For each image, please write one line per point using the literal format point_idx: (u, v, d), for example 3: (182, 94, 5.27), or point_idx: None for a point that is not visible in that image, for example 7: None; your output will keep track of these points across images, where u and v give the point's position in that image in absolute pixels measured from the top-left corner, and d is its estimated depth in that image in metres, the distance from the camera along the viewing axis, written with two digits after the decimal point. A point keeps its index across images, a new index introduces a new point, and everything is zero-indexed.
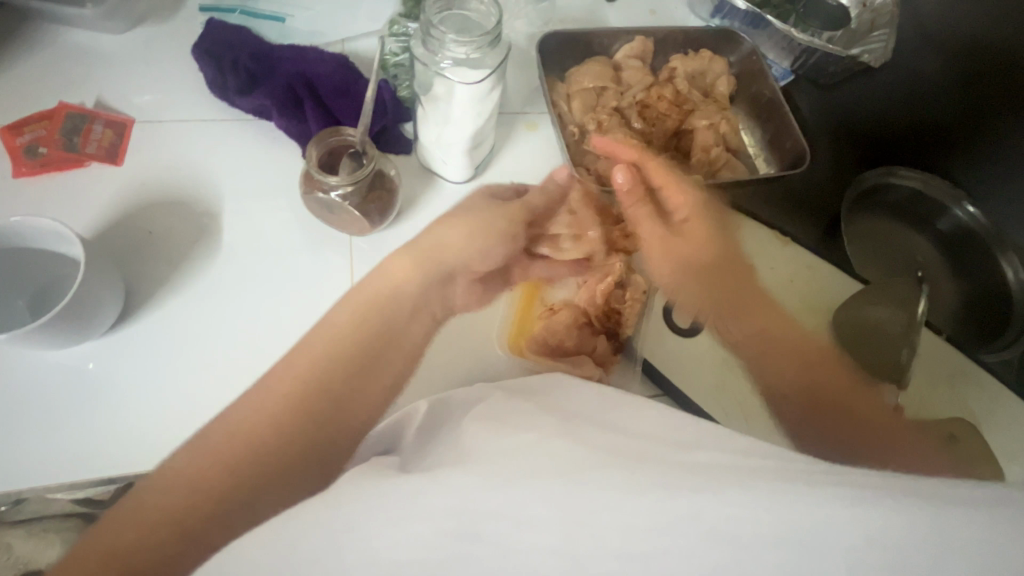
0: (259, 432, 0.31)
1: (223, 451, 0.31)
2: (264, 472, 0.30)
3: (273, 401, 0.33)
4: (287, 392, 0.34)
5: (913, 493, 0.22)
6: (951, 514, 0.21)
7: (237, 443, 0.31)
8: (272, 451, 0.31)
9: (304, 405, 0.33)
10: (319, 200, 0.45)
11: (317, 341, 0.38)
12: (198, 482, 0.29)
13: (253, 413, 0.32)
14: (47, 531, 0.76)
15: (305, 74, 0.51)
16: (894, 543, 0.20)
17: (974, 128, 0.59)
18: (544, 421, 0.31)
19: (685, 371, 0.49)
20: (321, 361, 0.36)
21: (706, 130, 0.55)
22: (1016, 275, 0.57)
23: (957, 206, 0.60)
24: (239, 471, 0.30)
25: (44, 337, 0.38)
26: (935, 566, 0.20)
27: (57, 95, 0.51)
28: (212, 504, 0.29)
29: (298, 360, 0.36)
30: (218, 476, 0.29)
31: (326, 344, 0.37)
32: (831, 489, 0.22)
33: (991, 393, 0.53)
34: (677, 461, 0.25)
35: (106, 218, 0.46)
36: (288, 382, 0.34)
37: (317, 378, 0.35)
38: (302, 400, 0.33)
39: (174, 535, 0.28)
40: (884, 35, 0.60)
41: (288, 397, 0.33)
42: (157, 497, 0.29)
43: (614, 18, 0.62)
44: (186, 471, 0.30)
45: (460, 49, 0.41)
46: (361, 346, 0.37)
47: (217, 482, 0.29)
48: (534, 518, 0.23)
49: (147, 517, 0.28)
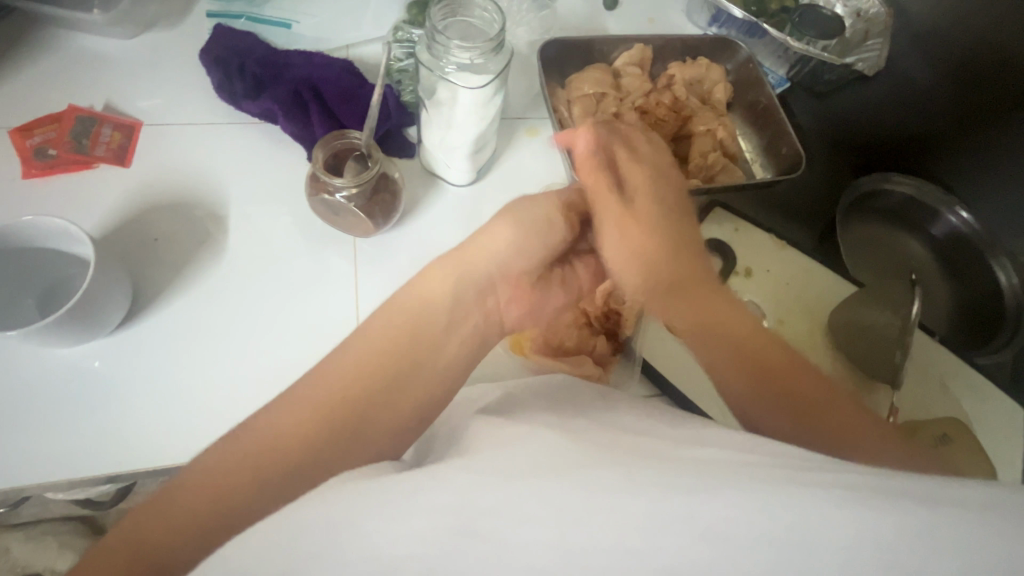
0: (295, 427, 0.32)
1: (259, 449, 0.31)
2: (295, 467, 0.31)
3: (313, 403, 0.33)
4: (330, 395, 0.34)
5: (905, 495, 0.22)
6: (940, 515, 0.21)
7: (245, 446, 0.31)
8: (314, 450, 0.31)
9: (344, 405, 0.33)
10: (325, 202, 0.46)
11: (361, 343, 0.37)
12: (235, 476, 0.30)
13: (291, 412, 0.33)
14: (46, 534, 0.76)
15: (310, 79, 0.52)
16: (888, 543, 0.21)
17: (969, 135, 0.60)
18: (547, 421, 0.31)
19: (683, 372, 0.50)
20: (362, 364, 0.35)
21: (704, 136, 0.56)
22: (1008, 280, 0.58)
23: (951, 211, 0.62)
24: (273, 466, 0.30)
25: (52, 334, 0.38)
26: (926, 564, 0.20)
27: (67, 98, 0.52)
28: (239, 505, 0.29)
29: (337, 363, 0.36)
30: (253, 469, 0.30)
31: (368, 346, 0.37)
32: (822, 492, 0.23)
33: (982, 394, 0.54)
34: (677, 457, 0.26)
35: (115, 218, 0.47)
36: (331, 385, 0.34)
37: (363, 382, 0.34)
38: (345, 400, 0.33)
39: (209, 524, 0.29)
40: (877, 44, 0.62)
41: (328, 401, 0.33)
42: (188, 488, 0.30)
43: (613, 26, 0.64)
44: (218, 466, 0.31)
45: (464, 54, 0.42)
46: (401, 348, 0.37)
47: (251, 477, 0.30)
48: (533, 513, 0.24)
49: (181, 509, 0.29)
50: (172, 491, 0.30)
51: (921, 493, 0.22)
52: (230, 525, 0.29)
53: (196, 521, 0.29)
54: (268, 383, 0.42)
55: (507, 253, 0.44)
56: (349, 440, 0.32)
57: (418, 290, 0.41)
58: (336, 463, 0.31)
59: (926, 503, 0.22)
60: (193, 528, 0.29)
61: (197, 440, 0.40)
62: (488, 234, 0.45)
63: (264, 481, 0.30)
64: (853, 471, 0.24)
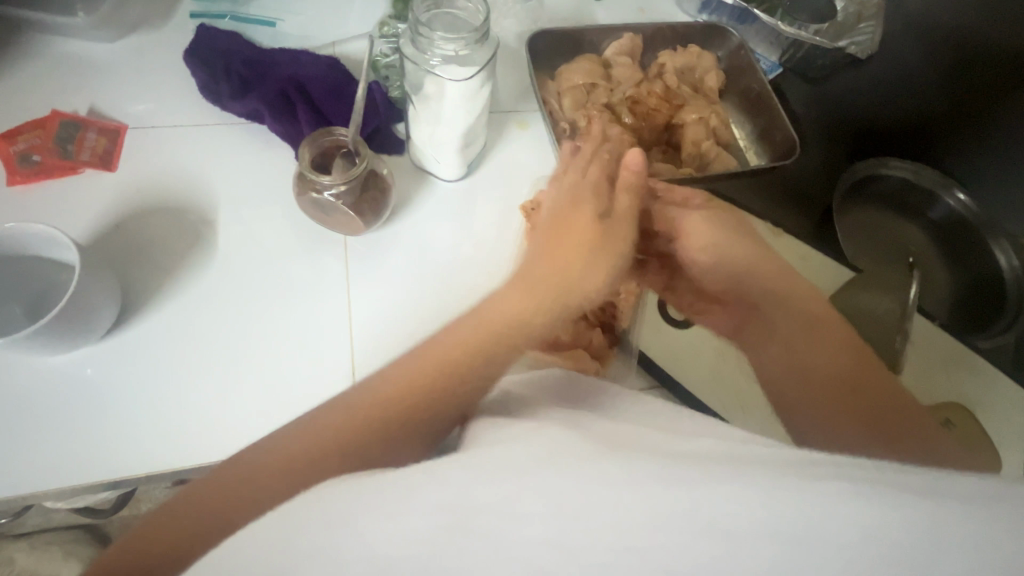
0: (357, 420, 0.33)
1: (330, 431, 0.32)
2: (343, 453, 0.31)
3: (393, 392, 0.34)
4: (397, 393, 0.34)
5: (915, 492, 0.21)
6: (947, 511, 0.20)
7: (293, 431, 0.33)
8: (367, 445, 0.32)
9: (409, 404, 0.34)
10: (313, 201, 0.45)
11: (440, 340, 0.37)
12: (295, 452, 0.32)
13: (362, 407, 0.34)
14: (51, 544, 0.76)
15: (296, 78, 0.51)
16: (895, 540, 0.20)
17: (967, 118, 0.59)
18: (547, 417, 0.31)
19: (682, 365, 0.50)
20: (438, 365, 0.35)
21: (696, 124, 0.55)
22: (1008, 262, 0.58)
23: (949, 193, 0.61)
24: (327, 453, 0.31)
25: (42, 342, 0.38)
26: (935, 561, 0.20)
27: (50, 104, 0.51)
28: (277, 491, 0.30)
29: (413, 362, 0.36)
30: (308, 446, 0.32)
31: (448, 345, 0.37)
32: (825, 488, 0.22)
33: (985, 376, 0.53)
34: (677, 451, 0.26)
35: (102, 224, 0.47)
36: (400, 384, 0.34)
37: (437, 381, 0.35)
38: (412, 404, 0.34)
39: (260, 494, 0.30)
40: (870, 27, 0.62)
41: (393, 400, 0.34)
42: (255, 464, 0.31)
43: (603, 17, 0.63)
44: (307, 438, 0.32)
45: (449, 45, 0.42)
46: (475, 345, 0.37)
47: (310, 456, 0.31)
48: (531, 509, 0.23)
49: (239, 475, 0.31)
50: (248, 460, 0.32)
51: (933, 490, 0.22)
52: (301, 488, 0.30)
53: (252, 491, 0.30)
54: (265, 386, 0.42)
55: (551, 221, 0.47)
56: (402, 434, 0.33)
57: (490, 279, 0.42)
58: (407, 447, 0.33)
59: (939, 504, 0.21)
60: (249, 498, 0.30)
61: (195, 445, 0.40)
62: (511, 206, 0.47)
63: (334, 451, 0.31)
64: (856, 466, 0.23)
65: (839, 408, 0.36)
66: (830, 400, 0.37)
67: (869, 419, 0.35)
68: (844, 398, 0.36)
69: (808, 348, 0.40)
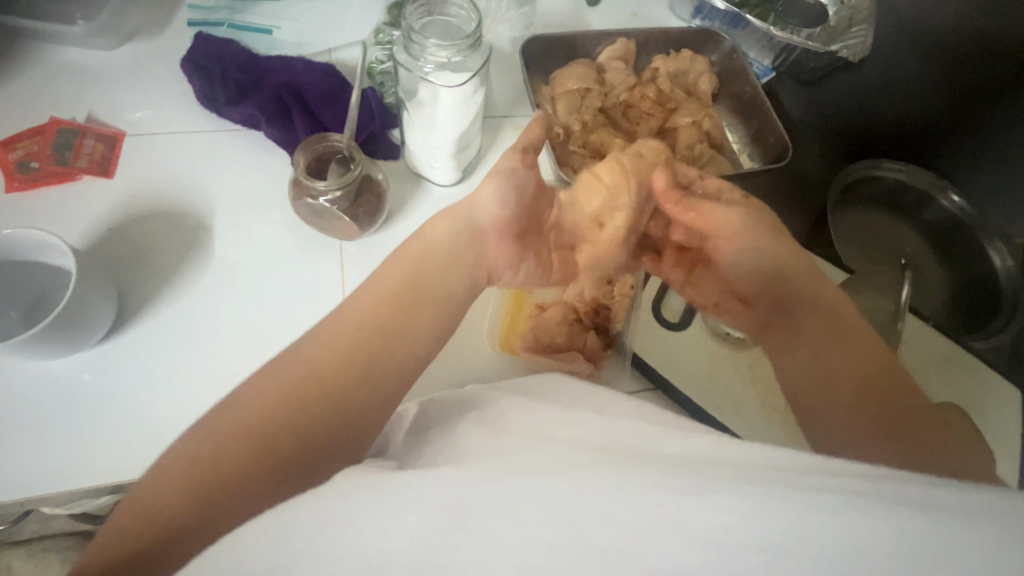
0: (293, 392, 0.33)
1: (252, 420, 0.31)
2: (302, 429, 0.31)
3: (319, 377, 0.33)
4: (321, 362, 0.35)
5: (907, 500, 0.22)
6: (937, 519, 0.21)
7: (226, 431, 0.31)
8: (322, 413, 0.32)
9: (343, 371, 0.34)
10: (309, 206, 0.46)
11: (348, 314, 0.38)
12: (239, 439, 0.30)
13: (284, 383, 0.33)
14: (48, 550, 0.75)
15: (292, 84, 0.52)
16: (883, 545, 0.20)
17: (962, 121, 0.60)
18: (540, 420, 0.31)
19: (676, 366, 0.50)
20: (349, 336, 0.36)
21: (690, 127, 0.56)
22: (1003, 262, 0.58)
23: (943, 195, 0.61)
24: (294, 426, 0.31)
25: (39, 347, 0.38)
26: (919, 563, 0.20)
27: (49, 111, 0.52)
28: (219, 497, 0.28)
29: (327, 336, 0.36)
30: (258, 431, 0.30)
31: (356, 319, 0.37)
32: (818, 496, 0.22)
33: (980, 377, 0.54)
34: (669, 455, 0.26)
35: (100, 230, 0.47)
36: (322, 354, 0.35)
37: (352, 349, 0.36)
38: (350, 364, 0.35)
39: (223, 489, 0.28)
40: (862, 30, 0.60)
41: (322, 371, 0.34)
42: (189, 473, 0.29)
43: (596, 23, 0.63)
44: (235, 440, 0.30)
45: (442, 53, 0.42)
46: (384, 313, 0.38)
47: (246, 456, 0.29)
48: (522, 511, 0.23)
49: (194, 474, 0.29)
50: (189, 469, 0.29)
51: (916, 493, 0.22)
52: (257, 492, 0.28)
53: (215, 489, 0.28)
54: None
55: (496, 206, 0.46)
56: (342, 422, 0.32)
57: (408, 252, 0.42)
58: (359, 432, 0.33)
59: (926, 510, 0.21)
60: (189, 509, 0.28)
61: None
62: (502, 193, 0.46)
63: (286, 453, 0.30)
64: (845, 471, 0.24)
65: (869, 422, 0.35)
66: (855, 404, 0.37)
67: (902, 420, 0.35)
68: (876, 412, 0.35)
69: (842, 360, 0.39)
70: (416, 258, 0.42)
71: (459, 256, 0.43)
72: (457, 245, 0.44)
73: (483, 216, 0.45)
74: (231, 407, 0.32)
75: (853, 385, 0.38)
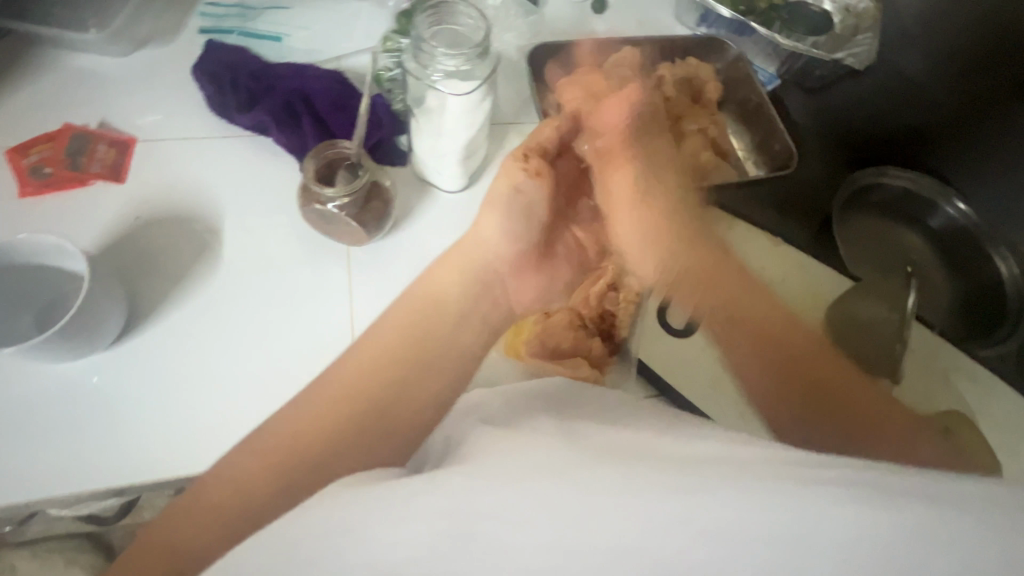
0: (321, 428, 0.38)
1: (302, 429, 0.38)
2: (321, 454, 0.36)
3: (360, 381, 0.41)
4: (340, 398, 0.40)
5: (909, 494, 0.22)
6: (943, 514, 0.21)
7: (277, 442, 0.38)
8: (342, 440, 0.37)
9: (371, 393, 0.40)
10: (317, 212, 0.46)
11: (361, 356, 0.43)
12: (274, 461, 0.37)
13: (310, 417, 0.39)
14: (53, 552, 0.76)
15: (302, 91, 0.52)
16: (891, 542, 0.20)
17: (968, 127, 0.61)
18: (545, 424, 0.31)
19: (683, 372, 0.49)
20: (369, 367, 0.42)
21: (696, 135, 0.58)
22: (1009, 270, 0.59)
23: (948, 202, 0.62)
24: (338, 428, 0.38)
25: (50, 349, 0.38)
26: (925, 562, 0.20)
27: (63, 117, 0.52)
28: (271, 495, 0.35)
29: (343, 377, 0.41)
30: (277, 468, 0.36)
31: (365, 363, 0.42)
32: (819, 495, 0.22)
33: (984, 384, 0.54)
34: (675, 458, 0.26)
35: (111, 234, 0.48)
36: (336, 398, 0.40)
37: (374, 380, 0.41)
38: (380, 373, 0.41)
39: (256, 498, 0.35)
40: (867, 39, 0.62)
41: (361, 386, 0.40)
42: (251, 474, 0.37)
43: (603, 30, 0.64)
44: (294, 446, 0.37)
45: (451, 61, 0.43)
46: (395, 366, 0.41)
47: (294, 457, 0.36)
48: (530, 516, 0.23)
49: (222, 511, 0.35)
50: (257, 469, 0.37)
51: (920, 490, 0.22)
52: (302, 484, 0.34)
53: (252, 498, 0.35)
54: (265, 394, 0.43)
55: (503, 242, 0.49)
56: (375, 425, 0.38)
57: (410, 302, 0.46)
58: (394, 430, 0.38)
59: (931, 505, 0.21)
60: (242, 505, 0.35)
61: (196, 451, 0.40)
62: (507, 224, 0.49)
63: (327, 450, 0.36)
64: (846, 469, 0.24)
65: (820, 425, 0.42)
66: (806, 410, 0.44)
67: (840, 411, 0.43)
68: (818, 418, 0.42)
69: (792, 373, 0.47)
70: (429, 294, 0.46)
71: (468, 309, 0.46)
72: (472, 297, 0.46)
73: (494, 262, 0.48)
74: (289, 418, 0.40)
75: (801, 381, 0.46)
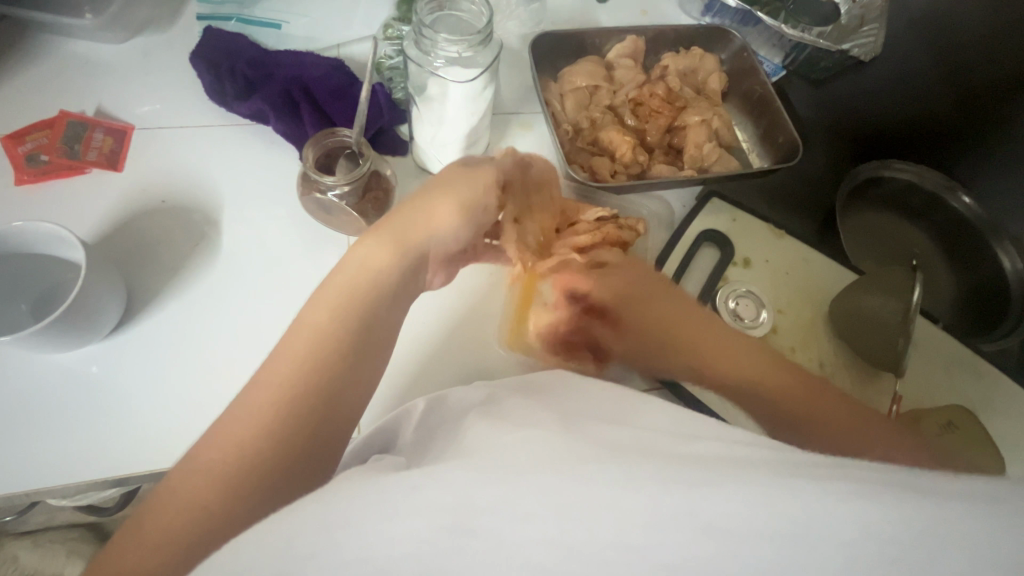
0: (261, 420, 0.30)
1: (236, 437, 0.30)
2: (269, 469, 0.29)
3: (295, 365, 0.33)
4: (276, 392, 0.31)
5: (916, 488, 0.21)
6: (950, 509, 0.20)
7: (206, 457, 0.30)
8: (292, 444, 0.30)
9: (307, 376, 0.32)
10: (317, 201, 0.46)
11: (295, 339, 0.34)
12: (210, 483, 0.29)
13: (246, 414, 0.31)
14: (52, 542, 0.76)
15: (301, 79, 0.52)
16: (896, 536, 0.20)
17: (970, 119, 0.59)
18: (543, 417, 0.31)
19: None
20: (310, 344, 0.33)
21: (698, 126, 0.56)
22: (1013, 265, 0.55)
23: (954, 197, 0.59)
24: (282, 430, 0.31)
25: (47, 339, 0.38)
26: (931, 558, 0.20)
27: (59, 104, 0.52)
28: (217, 523, 0.28)
29: (282, 359, 0.33)
30: (225, 471, 0.29)
31: (304, 341, 0.34)
32: (822, 487, 0.22)
33: (989, 379, 0.53)
34: (675, 454, 0.26)
35: (108, 223, 0.47)
36: (269, 390, 0.32)
37: (315, 362, 0.33)
38: (313, 350, 0.33)
39: (198, 532, 0.28)
40: (873, 30, 0.61)
41: (297, 373, 0.32)
42: (176, 506, 0.29)
43: (607, 18, 0.63)
44: (223, 462, 0.29)
45: (452, 48, 0.42)
46: (339, 345, 0.34)
47: (227, 478, 0.29)
48: (533, 507, 0.23)
49: (179, 522, 0.28)
50: (174, 502, 0.29)
51: (925, 484, 0.21)
52: (260, 496, 0.29)
53: (186, 534, 0.28)
54: None
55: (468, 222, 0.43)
56: (330, 415, 0.32)
57: (346, 272, 0.38)
58: (342, 413, 0.33)
59: (932, 497, 0.21)
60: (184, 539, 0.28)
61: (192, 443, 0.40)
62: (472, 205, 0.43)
63: (283, 450, 0.30)
64: (849, 464, 0.24)
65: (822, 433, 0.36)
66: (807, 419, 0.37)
67: (834, 408, 0.37)
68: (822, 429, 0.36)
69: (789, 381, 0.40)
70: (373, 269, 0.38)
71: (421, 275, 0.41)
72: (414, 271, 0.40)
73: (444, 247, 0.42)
74: (219, 426, 0.31)
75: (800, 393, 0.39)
